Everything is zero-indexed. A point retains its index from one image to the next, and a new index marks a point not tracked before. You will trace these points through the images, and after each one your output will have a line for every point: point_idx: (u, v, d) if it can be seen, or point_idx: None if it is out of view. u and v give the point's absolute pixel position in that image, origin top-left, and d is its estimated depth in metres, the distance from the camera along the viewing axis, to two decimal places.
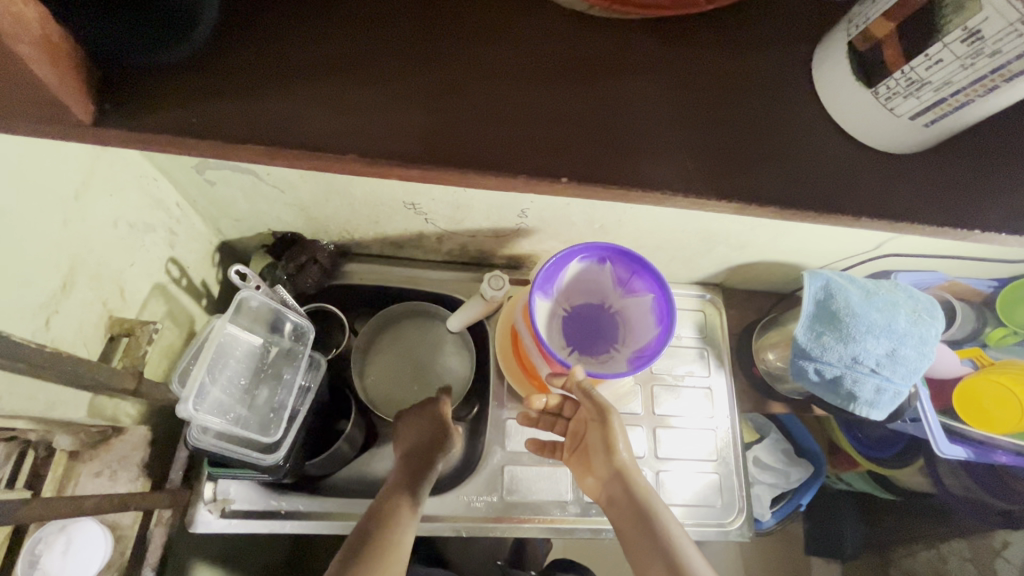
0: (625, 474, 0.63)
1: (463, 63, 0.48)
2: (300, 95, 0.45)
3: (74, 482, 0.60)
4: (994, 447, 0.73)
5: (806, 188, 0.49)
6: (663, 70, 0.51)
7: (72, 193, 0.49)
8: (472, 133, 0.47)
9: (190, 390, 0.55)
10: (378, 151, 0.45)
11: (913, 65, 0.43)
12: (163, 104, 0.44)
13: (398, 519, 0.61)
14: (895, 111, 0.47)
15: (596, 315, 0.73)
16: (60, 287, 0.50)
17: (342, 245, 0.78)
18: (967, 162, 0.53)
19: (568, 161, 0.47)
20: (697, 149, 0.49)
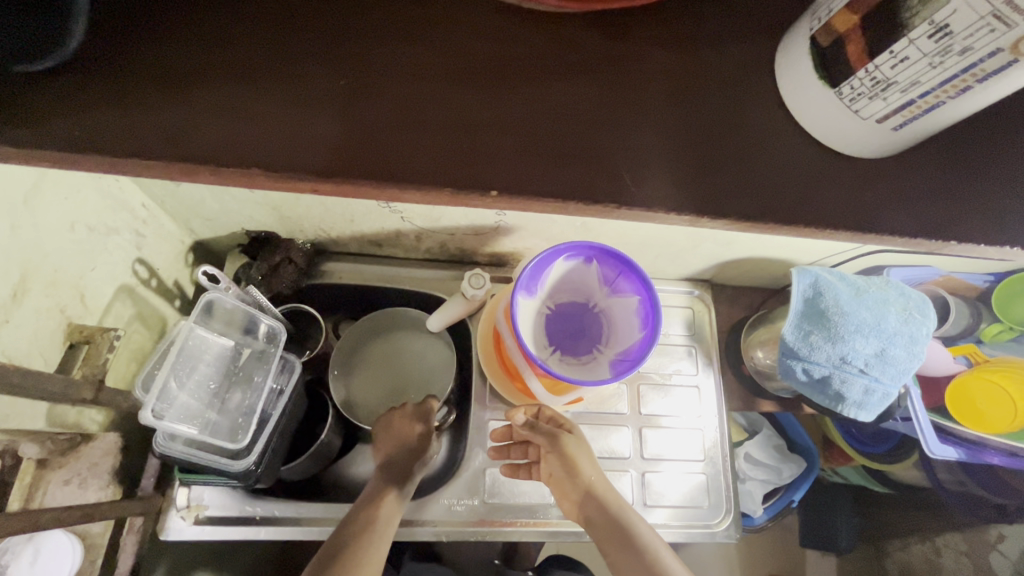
0: (596, 493, 0.64)
1: (400, 80, 0.50)
2: (202, 102, 0.48)
3: (42, 491, 0.56)
4: (986, 447, 0.71)
5: (762, 196, 0.51)
6: (589, 73, 0.52)
7: (21, 197, 0.47)
8: (403, 144, 0.49)
9: (151, 396, 0.54)
10: (301, 164, 0.47)
11: (878, 63, 0.43)
12: (67, 114, 0.46)
13: (377, 530, 0.60)
14: (860, 114, 0.48)
15: (580, 315, 0.72)
16: (10, 296, 0.48)
17: (319, 245, 0.75)
18: (932, 165, 0.54)
19: (502, 173, 0.49)
20: (646, 155, 0.51)
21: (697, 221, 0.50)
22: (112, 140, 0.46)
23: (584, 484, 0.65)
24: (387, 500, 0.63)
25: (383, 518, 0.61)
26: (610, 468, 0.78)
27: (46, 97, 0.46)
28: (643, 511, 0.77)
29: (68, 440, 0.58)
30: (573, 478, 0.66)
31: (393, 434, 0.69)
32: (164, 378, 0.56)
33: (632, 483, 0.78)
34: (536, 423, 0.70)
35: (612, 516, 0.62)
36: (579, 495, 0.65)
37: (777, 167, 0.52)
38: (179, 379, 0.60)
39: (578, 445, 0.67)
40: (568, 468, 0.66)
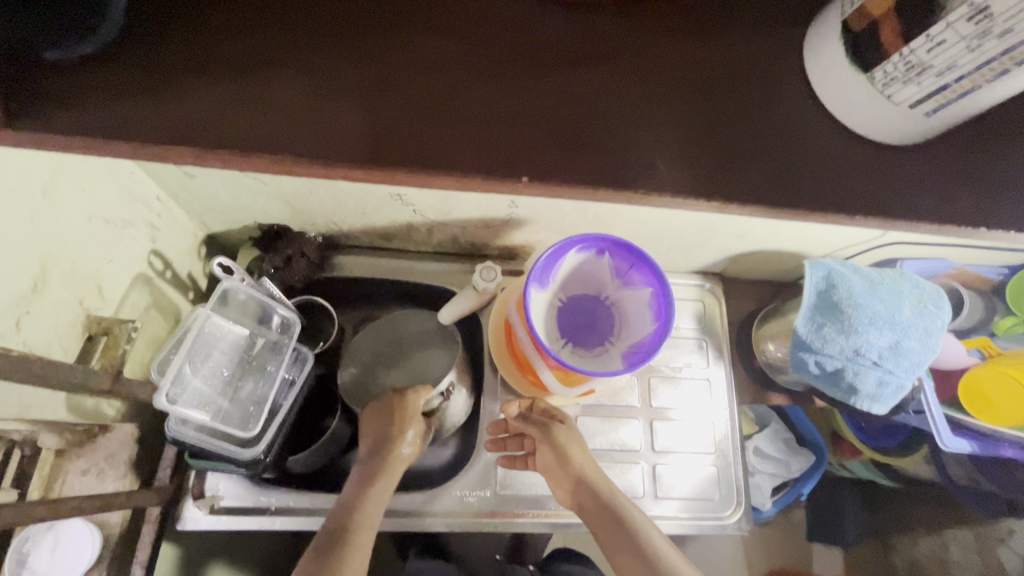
0: (587, 479, 0.65)
1: (417, 74, 0.51)
2: (230, 92, 0.49)
3: (61, 482, 0.58)
4: (999, 440, 0.70)
5: (785, 184, 0.51)
6: (613, 64, 0.53)
7: (41, 190, 0.47)
8: (430, 131, 0.49)
9: (166, 379, 0.54)
10: (333, 151, 0.48)
11: (913, 47, 0.43)
12: (99, 105, 0.49)
13: (365, 523, 0.60)
14: (895, 99, 0.48)
15: (591, 306, 0.72)
16: (31, 287, 0.48)
17: (330, 237, 0.76)
18: (955, 153, 0.53)
19: (530, 161, 0.49)
20: (669, 144, 0.51)
21: (721, 206, 0.50)
22: (138, 128, 0.48)
23: (576, 471, 0.65)
24: (371, 493, 0.62)
25: (370, 511, 0.61)
26: (621, 460, 0.78)
27: (83, 90, 0.48)
28: (652, 503, 0.77)
29: (84, 431, 0.60)
30: (564, 466, 0.66)
31: (377, 422, 0.67)
32: (179, 362, 0.56)
33: (643, 475, 0.78)
34: (527, 414, 0.72)
35: (605, 502, 0.63)
36: (572, 483, 0.66)
37: (800, 159, 0.51)
38: (193, 365, 0.60)
39: (567, 433, 0.68)
40: (560, 456, 0.67)
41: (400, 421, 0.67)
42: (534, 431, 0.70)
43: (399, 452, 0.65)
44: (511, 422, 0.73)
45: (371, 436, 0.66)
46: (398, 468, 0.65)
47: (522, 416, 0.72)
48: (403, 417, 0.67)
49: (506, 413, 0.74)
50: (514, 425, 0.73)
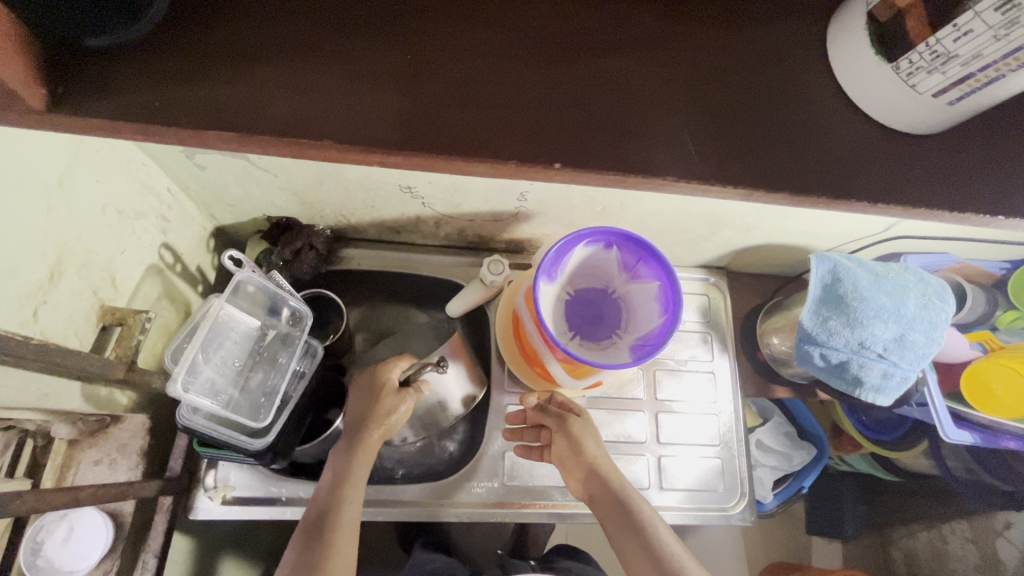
0: (599, 470, 0.66)
1: (445, 55, 0.49)
2: (252, 80, 0.46)
3: (73, 471, 0.61)
4: (1002, 433, 0.72)
5: (818, 171, 0.49)
6: (645, 50, 0.51)
7: (56, 178, 0.47)
8: (457, 116, 0.47)
9: (180, 368, 0.54)
10: (360, 136, 0.45)
11: (940, 36, 0.41)
12: (133, 81, 0.44)
13: (352, 501, 0.61)
14: (917, 88, 0.45)
15: (599, 299, 0.73)
16: (48, 277, 0.49)
17: (338, 230, 0.76)
18: (979, 141, 0.52)
19: (559, 146, 0.47)
20: (697, 130, 0.49)
21: (749, 195, 0.48)
22: (193, 115, 0.44)
23: (588, 461, 0.67)
24: (353, 468, 0.63)
25: (355, 488, 0.62)
26: (627, 452, 0.79)
27: (128, 72, 0.44)
28: (658, 494, 0.78)
29: (98, 421, 0.61)
30: (577, 456, 0.68)
31: (360, 399, 0.68)
32: (193, 351, 0.56)
33: (648, 466, 0.79)
34: (546, 406, 0.73)
35: (615, 492, 0.64)
36: (584, 473, 0.67)
37: (827, 147, 0.50)
38: (205, 355, 0.60)
39: (582, 425, 0.69)
40: (574, 446, 0.68)
41: (380, 394, 0.67)
42: (550, 422, 0.71)
43: (377, 424, 0.65)
44: (529, 413, 0.74)
45: (354, 411, 0.67)
46: (378, 439, 0.65)
47: (540, 405, 0.74)
48: (382, 390, 0.67)
49: (524, 403, 0.73)
50: (533, 417, 0.74)
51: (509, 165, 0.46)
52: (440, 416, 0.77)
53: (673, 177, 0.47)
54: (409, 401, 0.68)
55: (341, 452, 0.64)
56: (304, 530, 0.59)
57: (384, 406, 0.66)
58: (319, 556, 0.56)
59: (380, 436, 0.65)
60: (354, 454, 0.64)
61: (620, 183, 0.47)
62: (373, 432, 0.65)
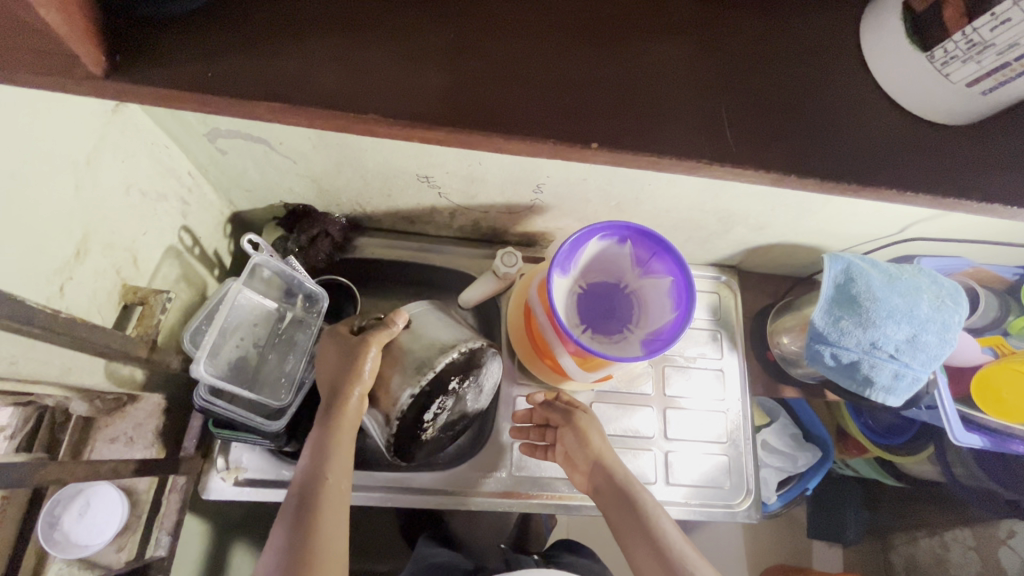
0: (605, 462, 0.67)
1: (476, 32, 0.48)
2: (285, 55, 0.45)
3: (90, 448, 0.61)
4: (1012, 436, 0.72)
5: (849, 160, 0.48)
6: (679, 31, 0.50)
7: (85, 156, 0.48)
8: (486, 96, 0.46)
9: (202, 351, 0.55)
10: (394, 110, 0.45)
11: (976, 25, 0.40)
12: (169, 51, 0.44)
13: (338, 469, 0.58)
14: (951, 78, 0.45)
15: (611, 293, 0.73)
16: (74, 254, 0.49)
17: (353, 218, 0.77)
18: (1009, 135, 0.51)
19: (591, 126, 0.47)
20: (729, 114, 0.48)
21: (777, 181, 0.48)
22: (227, 82, 0.44)
23: (594, 454, 0.67)
24: (333, 446, 0.58)
25: (338, 457, 0.58)
26: (634, 447, 0.79)
27: (166, 38, 0.44)
28: (663, 488, 0.78)
29: (115, 399, 0.61)
30: (583, 449, 0.68)
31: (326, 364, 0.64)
32: (213, 335, 0.57)
33: (655, 461, 0.79)
34: (552, 401, 0.73)
35: (619, 485, 0.64)
36: (589, 466, 0.67)
37: (856, 136, 0.49)
38: (222, 338, 0.61)
39: (587, 420, 0.70)
40: (580, 440, 0.69)
41: (346, 350, 0.62)
42: (557, 416, 0.71)
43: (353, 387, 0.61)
44: (537, 411, 0.75)
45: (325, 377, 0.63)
46: (355, 403, 0.61)
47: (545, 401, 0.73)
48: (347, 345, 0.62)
49: (530, 401, 0.74)
50: (540, 413, 0.74)
51: (543, 143, 0.45)
52: (414, 375, 0.63)
53: (700, 160, 0.46)
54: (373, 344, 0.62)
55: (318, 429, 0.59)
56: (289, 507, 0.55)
57: (350, 364, 0.61)
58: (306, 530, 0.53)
59: (358, 397, 0.61)
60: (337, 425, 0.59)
61: (646, 165, 0.46)
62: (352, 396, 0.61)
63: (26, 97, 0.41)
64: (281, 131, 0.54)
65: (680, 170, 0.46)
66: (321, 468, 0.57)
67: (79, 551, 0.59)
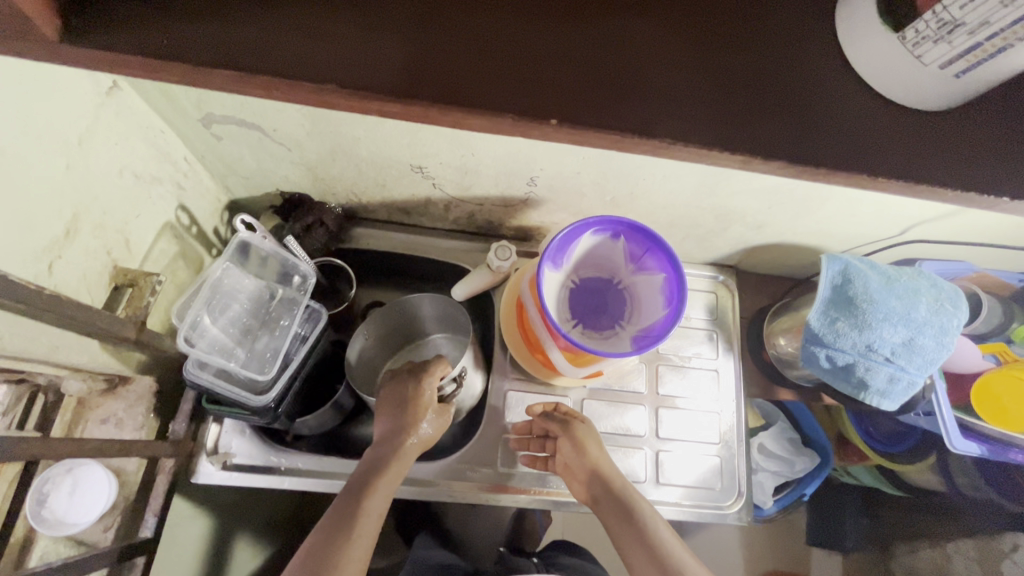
0: (602, 472, 0.67)
1: (453, 11, 0.48)
2: (260, 31, 0.45)
3: (82, 426, 0.61)
4: (1012, 446, 0.69)
5: (843, 152, 0.47)
6: (659, 11, 0.50)
7: (76, 137, 0.49)
8: (456, 75, 0.46)
9: (180, 325, 0.59)
10: (355, 83, 0.44)
11: (947, 4, 0.39)
12: (148, 26, 0.44)
13: (380, 493, 0.61)
14: (923, 60, 0.44)
15: (603, 289, 0.72)
16: (63, 234, 0.50)
17: (349, 209, 0.77)
18: (1003, 126, 0.49)
19: (556, 103, 0.46)
20: (711, 99, 0.47)
21: (744, 163, 0.47)
22: (213, 58, 0.44)
23: (591, 463, 0.67)
24: (387, 473, 0.62)
25: (382, 489, 0.61)
26: (625, 445, 0.79)
27: (151, 11, 0.44)
28: (653, 488, 0.77)
29: (106, 380, 0.63)
30: (581, 460, 0.68)
31: (395, 405, 0.67)
32: (193, 310, 0.62)
33: (646, 460, 0.78)
34: (550, 412, 0.73)
35: (617, 494, 0.65)
36: (586, 475, 0.67)
37: (847, 126, 0.48)
38: (212, 314, 0.65)
39: (585, 431, 0.70)
40: (577, 449, 0.68)
41: (418, 413, 0.66)
42: (556, 428, 0.71)
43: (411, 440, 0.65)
44: (536, 422, 0.74)
45: (388, 420, 0.67)
46: (414, 452, 0.65)
47: (544, 411, 0.73)
48: (419, 406, 0.67)
49: (529, 412, 0.75)
50: (538, 424, 0.74)
51: (503, 119, 0.45)
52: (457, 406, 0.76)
53: (691, 143, 0.46)
54: (443, 421, 0.69)
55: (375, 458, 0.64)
56: (328, 522, 0.58)
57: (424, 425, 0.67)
58: (339, 546, 0.57)
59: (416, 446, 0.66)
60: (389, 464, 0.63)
61: (613, 145, 0.46)
62: (411, 442, 0.65)
63: (15, 75, 0.42)
64: (274, 117, 0.54)
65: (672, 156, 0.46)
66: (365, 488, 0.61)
67: (67, 530, 0.57)
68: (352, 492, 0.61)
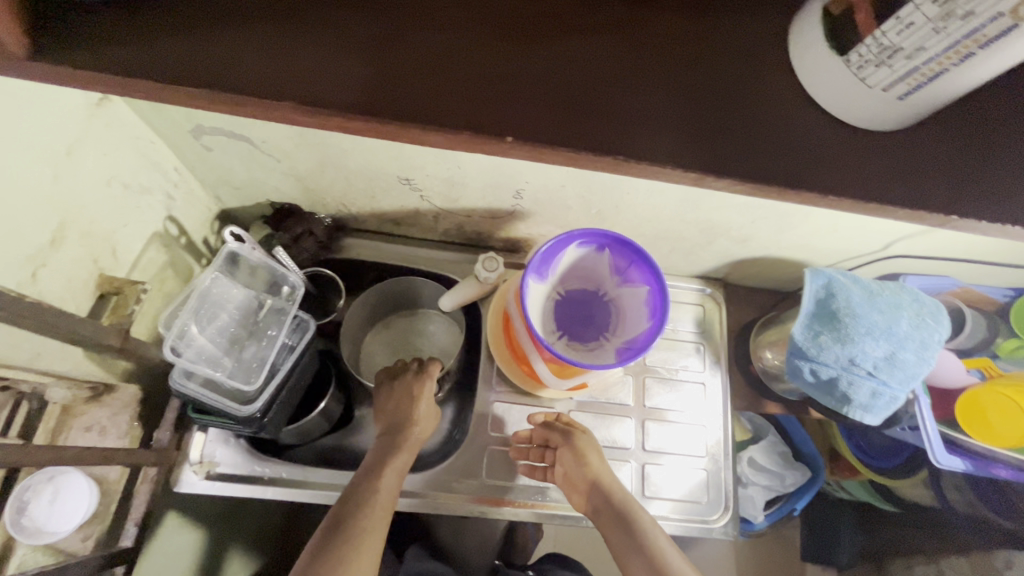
0: (601, 483, 0.66)
1: (421, 30, 0.49)
2: (239, 45, 0.46)
3: (65, 435, 0.60)
4: (994, 460, 0.70)
5: (814, 170, 0.48)
6: (629, 31, 0.51)
7: (65, 147, 0.49)
8: (424, 91, 0.47)
9: (170, 333, 0.60)
10: (314, 98, 0.45)
11: (885, 30, 0.40)
12: (130, 39, 0.45)
13: (385, 488, 0.62)
14: (867, 82, 0.45)
15: (589, 301, 0.72)
16: (50, 241, 0.51)
17: (339, 219, 0.78)
18: (972, 145, 0.50)
19: (507, 119, 0.47)
20: (683, 117, 0.49)
21: (698, 181, 0.47)
22: (199, 74, 0.45)
23: (592, 474, 0.67)
24: (396, 458, 0.65)
25: (390, 477, 0.63)
26: (612, 458, 0.78)
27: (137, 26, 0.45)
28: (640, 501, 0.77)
29: (91, 388, 0.62)
30: (579, 468, 0.68)
31: (395, 397, 0.70)
32: (183, 319, 0.62)
33: (632, 473, 0.78)
34: (553, 422, 0.73)
35: (615, 504, 0.64)
36: (587, 487, 0.67)
37: (820, 144, 0.49)
38: (200, 323, 0.65)
39: (585, 442, 0.70)
40: (578, 460, 0.68)
41: (420, 404, 0.69)
42: (555, 436, 0.71)
43: (416, 430, 0.68)
44: (537, 431, 0.74)
45: (388, 414, 0.69)
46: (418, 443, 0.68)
47: (546, 420, 0.73)
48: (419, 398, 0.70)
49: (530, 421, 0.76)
50: (539, 434, 0.74)
51: (459, 135, 0.46)
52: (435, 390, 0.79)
53: (668, 162, 0.47)
54: (433, 421, 0.71)
55: (382, 444, 0.67)
56: (335, 512, 0.59)
57: (424, 411, 0.69)
58: (346, 533, 0.57)
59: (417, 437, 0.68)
60: (394, 456, 0.65)
61: (583, 162, 0.47)
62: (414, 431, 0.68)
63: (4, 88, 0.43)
64: (263, 129, 0.55)
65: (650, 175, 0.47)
66: (373, 475, 0.63)
67: (45, 538, 0.56)
68: (358, 482, 0.63)
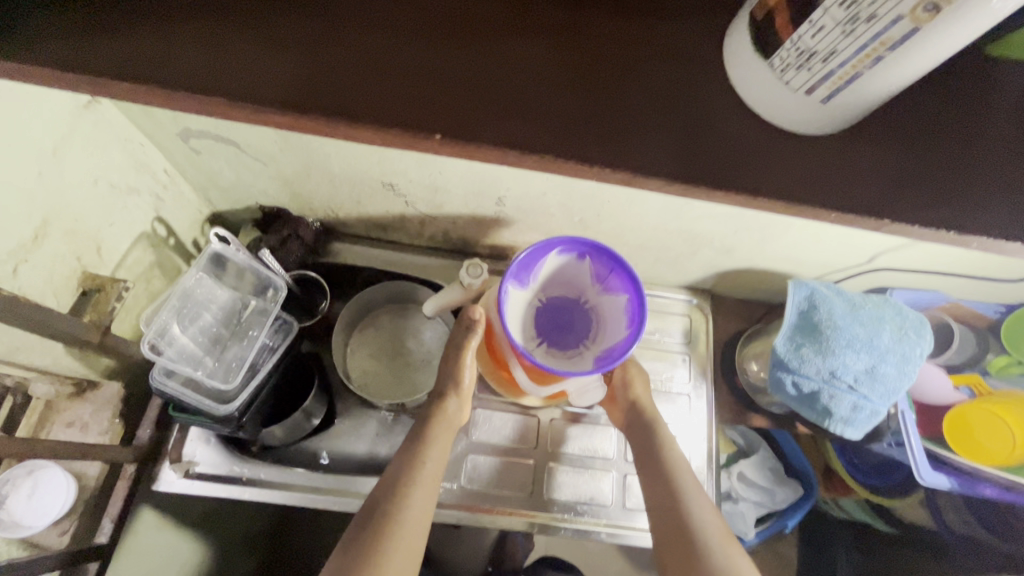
0: (640, 407, 0.69)
1: (388, 38, 0.50)
2: (212, 50, 0.48)
3: (46, 428, 0.63)
4: (983, 480, 0.68)
5: (777, 178, 0.49)
6: (595, 42, 0.52)
7: (50, 148, 0.51)
8: (388, 96, 0.48)
9: (149, 330, 0.62)
10: (259, 98, 0.47)
11: (801, 34, 0.41)
12: (109, 46, 0.47)
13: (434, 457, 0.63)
14: (792, 86, 0.46)
15: (570, 309, 0.72)
16: (31, 238, 0.53)
17: (328, 224, 0.79)
18: (942, 156, 0.50)
19: (442, 119, 0.48)
20: (648, 125, 0.49)
21: (626, 181, 0.47)
22: (175, 79, 0.46)
23: (633, 397, 0.70)
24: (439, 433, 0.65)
25: (436, 445, 0.64)
26: (593, 467, 0.78)
27: (116, 34, 0.47)
28: (621, 512, 0.76)
29: (75, 384, 0.64)
30: (625, 391, 0.71)
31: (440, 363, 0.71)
32: (162, 317, 0.63)
33: (613, 483, 0.77)
34: None
35: (653, 428, 0.66)
36: (626, 405, 0.70)
37: (788, 154, 0.50)
38: (182, 322, 0.67)
39: (638, 371, 0.72)
40: (624, 379, 0.71)
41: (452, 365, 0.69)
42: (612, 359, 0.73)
43: (446, 402, 0.67)
44: None
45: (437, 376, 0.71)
46: (455, 412, 0.67)
47: None
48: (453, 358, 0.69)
49: None
50: None
51: (392, 133, 0.47)
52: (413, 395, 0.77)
53: (624, 166, 0.47)
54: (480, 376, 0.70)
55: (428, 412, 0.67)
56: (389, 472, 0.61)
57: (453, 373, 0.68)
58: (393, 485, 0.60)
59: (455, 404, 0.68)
60: (434, 426, 0.65)
61: (544, 167, 0.47)
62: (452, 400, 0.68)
63: None
64: (245, 134, 0.57)
65: (617, 181, 0.47)
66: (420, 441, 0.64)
67: (21, 530, 0.58)
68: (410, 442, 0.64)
